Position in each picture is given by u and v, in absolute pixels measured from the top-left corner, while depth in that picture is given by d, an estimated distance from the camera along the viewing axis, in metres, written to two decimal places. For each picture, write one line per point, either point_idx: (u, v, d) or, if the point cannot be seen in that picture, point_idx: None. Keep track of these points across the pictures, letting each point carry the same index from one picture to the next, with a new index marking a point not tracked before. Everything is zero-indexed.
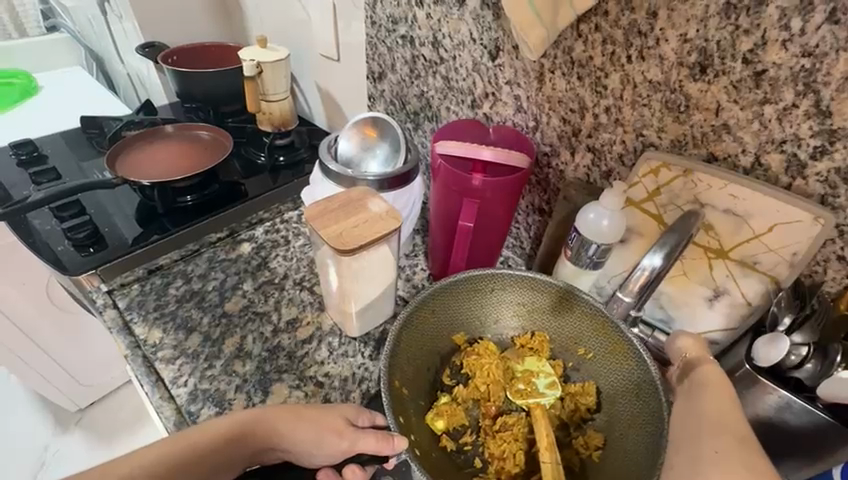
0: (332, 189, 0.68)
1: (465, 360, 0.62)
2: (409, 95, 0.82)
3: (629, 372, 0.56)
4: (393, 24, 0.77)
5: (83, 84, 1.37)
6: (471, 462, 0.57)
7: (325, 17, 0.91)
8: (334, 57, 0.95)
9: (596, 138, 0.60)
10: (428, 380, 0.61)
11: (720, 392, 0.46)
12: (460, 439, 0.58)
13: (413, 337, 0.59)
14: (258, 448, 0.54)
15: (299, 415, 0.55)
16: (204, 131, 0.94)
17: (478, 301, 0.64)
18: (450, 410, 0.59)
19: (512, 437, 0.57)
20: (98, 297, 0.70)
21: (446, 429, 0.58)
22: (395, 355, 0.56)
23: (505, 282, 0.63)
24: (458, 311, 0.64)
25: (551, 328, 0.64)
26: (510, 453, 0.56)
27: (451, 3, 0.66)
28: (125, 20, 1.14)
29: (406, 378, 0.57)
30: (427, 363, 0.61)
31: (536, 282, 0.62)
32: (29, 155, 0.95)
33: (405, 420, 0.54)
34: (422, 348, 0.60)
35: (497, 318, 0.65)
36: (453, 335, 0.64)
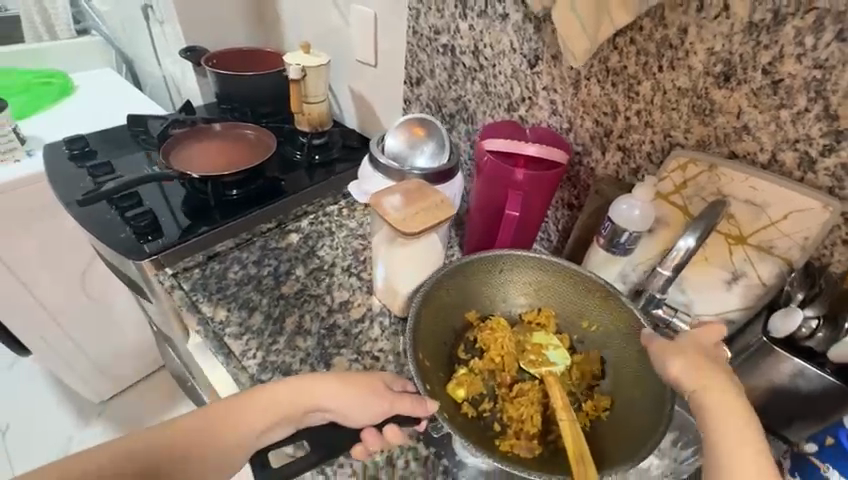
0: (382, 181, 0.75)
1: (478, 334, 0.69)
2: (446, 99, 0.89)
3: (630, 339, 0.65)
4: (435, 34, 0.84)
5: (118, 85, 1.42)
6: (490, 427, 0.62)
7: (366, 26, 0.98)
8: (371, 63, 1.02)
9: (627, 139, 0.67)
10: (445, 354, 0.67)
11: (726, 400, 0.46)
12: (479, 406, 0.64)
13: (431, 312, 0.66)
14: (299, 411, 0.57)
15: (338, 380, 0.58)
16: (249, 130, 0.99)
17: (490, 281, 0.71)
18: (469, 380, 0.64)
19: (527, 400, 0.63)
20: (165, 279, 0.76)
21: (467, 398, 0.63)
22: (419, 329, 0.63)
23: (515, 264, 0.70)
24: (471, 291, 0.71)
25: (554, 304, 0.71)
26: (528, 415, 0.61)
27: (494, 16, 0.73)
28: (167, 24, 1.21)
29: (428, 350, 0.64)
30: (444, 338, 0.68)
31: (539, 261, 0.70)
32: (82, 150, 1.01)
33: (431, 387, 0.60)
34: (439, 323, 0.67)
35: (503, 297, 0.72)
36: (466, 313, 0.70)
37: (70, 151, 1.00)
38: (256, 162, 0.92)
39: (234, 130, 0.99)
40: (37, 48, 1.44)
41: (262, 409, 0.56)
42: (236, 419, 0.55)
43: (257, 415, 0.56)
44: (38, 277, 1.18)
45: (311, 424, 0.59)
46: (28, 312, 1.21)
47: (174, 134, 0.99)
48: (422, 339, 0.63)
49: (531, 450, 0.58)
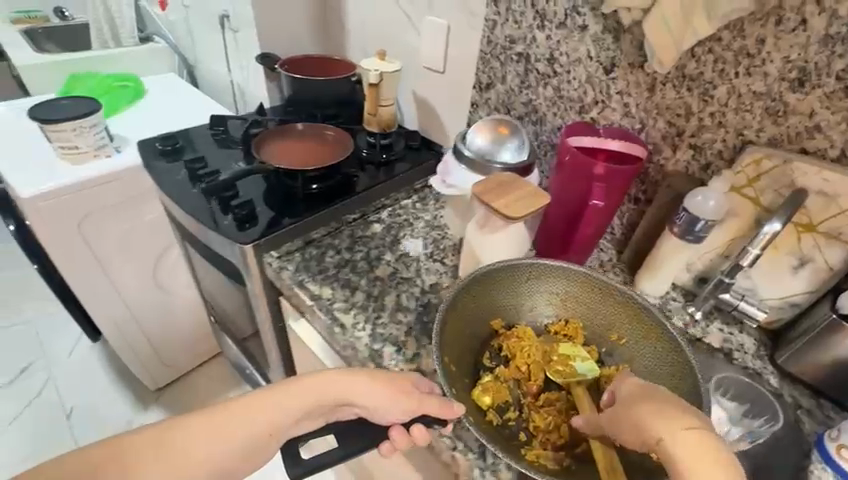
0: (467, 174, 0.83)
1: (503, 342, 0.74)
2: (516, 102, 0.97)
3: (660, 353, 0.70)
4: (510, 43, 0.92)
5: (184, 88, 1.51)
6: (516, 435, 0.65)
7: (437, 35, 1.06)
8: (439, 69, 1.10)
9: (699, 138, 0.74)
10: (471, 361, 0.72)
11: (673, 418, 0.46)
12: (505, 414, 0.67)
13: (460, 318, 0.71)
14: (334, 402, 0.61)
15: (373, 378, 0.61)
16: (329, 130, 1.06)
17: (518, 292, 0.77)
18: (494, 387, 0.68)
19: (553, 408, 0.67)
20: (273, 261, 0.85)
21: (493, 405, 0.66)
22: (445, 334, 0.68)
23: (544, 277, 0.77)
24: (498, 301, 0.77)
25: (581, 315, 0.78)
26: (554, 425, 0.65)
27: (573, 27, 0.81)
28: (242, 33, 1.30)
29: (453, 354, 0.68)
30: (470, 344, 0.73)
31: (566, 273, 0.76)
32: (174, 148, 1.10)
33: (457, 390, 0.64)
34: (467, 329, 0.73)
35: (531, 306, 0.78)
36: (492, 321, 0.76)
37: (163, 148, 1.10)
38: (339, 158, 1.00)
39: (315, 128, 1.07)
40: (110, 54, 1.54)
41: (295, 401, 0.60)
42: (270, 414, 0.59)
43: (290, 408, 0.60)
44: (118, 265, 1.26)
45: (346, 416, 0.63)
46: (104, 300, 1.29)
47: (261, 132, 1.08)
48: (449, 342, 0.67)
49: (557, 462, 0.60)
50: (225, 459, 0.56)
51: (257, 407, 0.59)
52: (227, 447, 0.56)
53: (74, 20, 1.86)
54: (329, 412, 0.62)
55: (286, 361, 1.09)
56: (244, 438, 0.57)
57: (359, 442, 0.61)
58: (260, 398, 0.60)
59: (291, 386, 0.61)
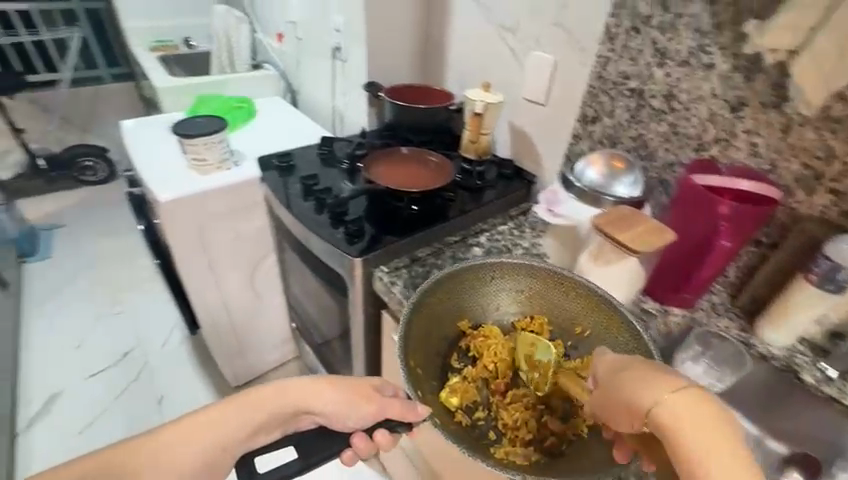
0: (577, 205, 0.84)
1: (470, 342, 0.77)
2: (623, 136, 0.97)
3: (621, 340, 0.71)
4: (623, 79, 0.93)
5: (288, 111, 1.65)
6: (485, 433, 0.68)
7: (543, 69, 1.09)
8: (541, 101, 1.13)
9: (842, 182, 0.70)
10: (439, 364, 0.74)
11: (675, 384, 0.45)
12: (474, 415, 0.71)
13: (426, 317, 0.74)
14: (292, 410, 0.66)
15: (317, 384, 0.66)
16: (433, 157, 1.12)
17: (479, 290, 0.80)
18: (462, 389, 0.71)
19: (519, 406, 0.71)
20: (383, 275, 0.89)
21: (460, 405, 0.69)
22: (411, 338, 0.70)
23: (499, 273, 0.79)
24: (461, 301, 0.79)
25: (526, 307, 0.80)
26: (522, 421, 0.69)
27: (698, 65, 0.81)
28: (350, 63, 1.41)
29: (420, 359, 0.70)
30: (438, 346, 0.75)
31: (518, 267, 0.79)
32: (289, 164, 1.23)
33: (422, 392, 0.66)
34: (433, 333, 0.75)
35: (477, 303, 0.80)
36: (459, 322, 0.78)
37: (280, 164, 1.23)
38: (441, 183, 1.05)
39: (420, 154, 1.13)
40: (228, 79, 1.72)
41: (272, 406, 0.64)
42: (237, 421, 0.63)
43: (249, 413, 0.63)
44: (222, 268, 1.38)
45: (306, 425, 0.67)
46: (207, 302, 1.42)
47: (368, 154, 1.15)
48: (413, 345, 0.70)
49: (526, 458, 0.63)
50: (190, 462, 0.61)
51: (231, 408, 0.63)
52: (196, 448, 0.61)
53: (197, 48, 2.10)
54: (291, 421, 0.67)
55: (370, 373, 1.13)
56: (193, 444, 0.61)
57: (321, 453, 0.63)
58: (246, 400, 0.64)
59: (265, 392, 0.65)
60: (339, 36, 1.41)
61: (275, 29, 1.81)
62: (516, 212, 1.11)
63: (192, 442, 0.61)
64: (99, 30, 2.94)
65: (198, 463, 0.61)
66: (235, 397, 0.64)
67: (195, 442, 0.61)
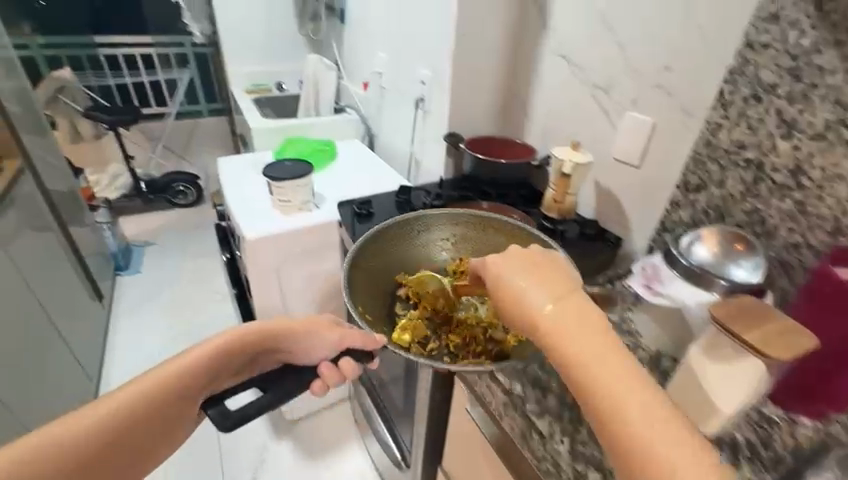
0: (687, 286, 0.75)
1: (406, 290, 0.93)
2: (735, 210, 0.88)
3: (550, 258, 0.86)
4: (738, 148, 0.85)
5: (367, 155, 1.71)
6: (440, 357, 0.85)
7: (639, 131, 1.03)
8: (634, 164, 1.07)
9: None
10: (386, 307, 0.91)
11: (549, 284, 0.49)
12: (427, 346, 0.86)
13: (368, 267, 0.91)
14: (257, 348, 0.70)
15: (283, 322, 0.72)
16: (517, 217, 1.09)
17: (410, 242, 1.00)
18: (412, 326, 0.87)
19: (465, 326, 0.89)
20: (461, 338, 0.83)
21: (412, 339, 0.85)
22: (355, 293, 0.83)
23: (424, 222, 1.01)
24: (399, 255, 0.98)
25: (462, 251, 1.01)
26: (466, 339, 0.86)
27: (837, 140, 0.71)
28: (432, 113, 1.44)
29: (372, 314, 0.85)
30: (382, 296, 0.91)
31: (456, 216, 1.01)
32: (368, 211, 1.25)
33: (369, 322, 0.82)
34: (378, 280, 0.92)
35: (433, 248, 1.01)
36: (395, 277, 0.95)
37: (359, 210, 1.25)
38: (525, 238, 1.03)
39: (502, 212, 1.10)
40: (313, 123, 1.83)
41: (229, 347, 0.65)
42: (212, 362, 0.64)
43: (229, 354, 0.66)
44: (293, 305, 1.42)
45: (266, 366, 0.72)
46: None
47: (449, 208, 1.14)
48: (360, 297, 0.84)
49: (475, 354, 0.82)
50: (171, 407, 0.61)
51: (209, 351, 0.64)
52: (182, 391, 0.61)
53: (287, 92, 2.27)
54: (244, 366, 0.69)
55: (434, 435, 1.08)
56: (173, 386, 0.60)
57: (300, 375, 0.69)
58: (211, 346, 0.64)
59: (219, 339, 0.65)
60: (424, 87, 1.44)
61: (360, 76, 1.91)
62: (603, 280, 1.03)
63: (165, 384, 0.60)
64: (203, 70, 3.31)
65: (176, 402, 0.61)
66: (211, 340, 0.65)
67: (175, 389, 0.60)
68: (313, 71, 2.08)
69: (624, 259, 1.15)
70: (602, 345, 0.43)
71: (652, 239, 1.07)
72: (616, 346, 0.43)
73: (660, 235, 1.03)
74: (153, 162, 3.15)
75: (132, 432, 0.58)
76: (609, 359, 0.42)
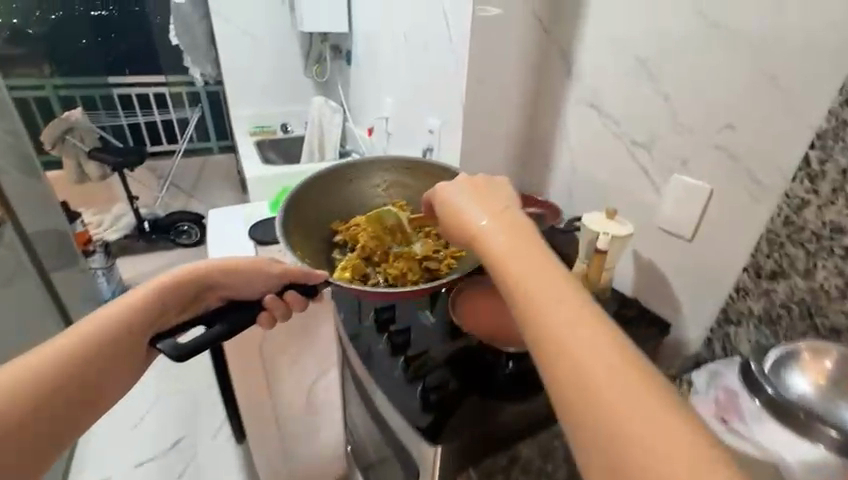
0: (801, 443, 0.55)
1: (345, 235, 0.90)
2: (829, 310, 0.68)
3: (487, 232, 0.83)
4: (832, 232, 0.66)
5: None
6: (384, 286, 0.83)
7: (690, 198, 0.85)
8: (685, 236, 0.87)
9: None
10: (322, 250, 0.88)
11: (490, 205, 0.55)
12: (368, 280, 0.85)
13: (292, 226, 0.85)
14: (192, 291, 0.66)
15: (225, 264, 0.68)
16: None
17: (342, 186, 0.96)
18: (354, 264, 0.84)
19: (402, 259, 0.87)
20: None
21: (354, 276, 0.83)
22: (290, 232, 0.83)
23: (356, 172, 0.97)
24: (319, 204, 0.93)
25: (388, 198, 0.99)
26: (415, 270, 0.85)
27: None
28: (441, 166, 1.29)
29: (311, 251, 0.84)
30: (320, 230, 0.91)
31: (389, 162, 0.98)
32: None
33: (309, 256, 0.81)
34: (309, 220, 0.90)
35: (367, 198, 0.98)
36: (332, 224, 0.93)
37: None
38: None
39: None
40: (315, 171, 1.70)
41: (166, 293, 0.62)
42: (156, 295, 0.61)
43: (169, 293, 0.62)
44: (280, 380, 1.25)
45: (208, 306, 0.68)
46: (261, 410, 1.29)
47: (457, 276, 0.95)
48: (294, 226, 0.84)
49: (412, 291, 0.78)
50: (107, 353, 0.54)
51: (145, 295, 0.60)
52: (108, 348, 0.55)
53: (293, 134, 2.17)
54: (193, 299, 0.67)
55: None
56: (101, 336, 0.55)
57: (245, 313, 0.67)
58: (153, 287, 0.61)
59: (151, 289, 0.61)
60: (433, 136, 1.30)
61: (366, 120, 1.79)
62: None
63: (93, 335, 0.54)
64: (214, 110, 3.24)
65: (113, 348, 0.55)
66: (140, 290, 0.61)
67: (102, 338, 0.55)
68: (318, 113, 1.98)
69: (674, 349, 0.95)
70: (523, 244, 0.46)
71: (710, 329, 0.87)
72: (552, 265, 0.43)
73: (721, 327, 0.83)
74: (159, 202, 3.07)
75: (81, 379, 0.52)
76: (526, 255, 0.45)
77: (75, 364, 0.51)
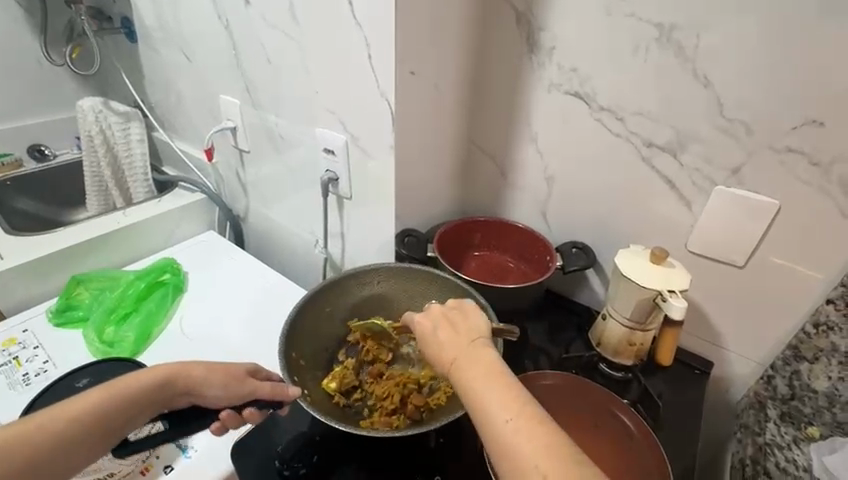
0: None
1: (356, 336, 0.72)
2: None
3: None
4: None
5: (247, 270, 0.99)
6: (360, 412, 0.64)
7: (747, 214, 0.64)
8: (737, 262, 0.68)
9: None
10: (328, 355, 0.70)
11: (458, 335, 0.46)
12: (351, 396, 0.66)
13: (312, 319, 0.69)
14: (169, 391, 0.51)
15: (216, 365, 0.55)
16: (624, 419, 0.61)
17: (368, 286, 0.73)
18: (342, 373, 0.67)
19: (396, 384, 0.65)
20: None
21: (338, 390, 0.65)
22: (298, 328, 0.66)
23: (386, 273, 0.73)
24: (349, 301, 0.73)
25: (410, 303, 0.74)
26: (390, 395, 0.64)
27: None
28: (355, 203, 0.83)
29: (307, 350, 0.67)
30: (336, 330, 0.72)
31: (410, 271, 0.72)
32: (310, 463, 0.59)
33: (300, 379, 0.62)
34: (324, 323, 0.71)
35: (391, 296, 0.74)
36: (350, 318, 0.73)
37: (289, 473, 0.58)
38: (658, 467, 0.56)
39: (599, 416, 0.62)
40: (124, 226, 1.00)
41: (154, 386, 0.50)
42: (144, 386, 0.49)
43: (147, 388, 0.49)
44: None
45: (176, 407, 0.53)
46: None
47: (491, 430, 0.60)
48: (297, 339, 0.65)
49: (389, 424, 0.61)
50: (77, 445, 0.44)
51: (129, 385, 0.48)
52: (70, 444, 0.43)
53: (56, 159, 1.29)
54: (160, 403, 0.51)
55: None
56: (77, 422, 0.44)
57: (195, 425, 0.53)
58: (144, 377, 0.50)
59: (141, 376, 0.49)
60: (328, 159, 0.82)
61: (192, 129, 1.14)
62: (752, 470, 0.63)
63: (68, 421, 0.44)
64: None
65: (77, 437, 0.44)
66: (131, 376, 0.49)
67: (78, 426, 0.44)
68: (97, 125, 1.17)
69: (711, 387, 0.79)
70: (491, 382, 0.40)
71: (770, 365, 0.70)
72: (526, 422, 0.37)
73: (788, 363, 0.67)
74: None
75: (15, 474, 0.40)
76: (497, 393, 0.40)
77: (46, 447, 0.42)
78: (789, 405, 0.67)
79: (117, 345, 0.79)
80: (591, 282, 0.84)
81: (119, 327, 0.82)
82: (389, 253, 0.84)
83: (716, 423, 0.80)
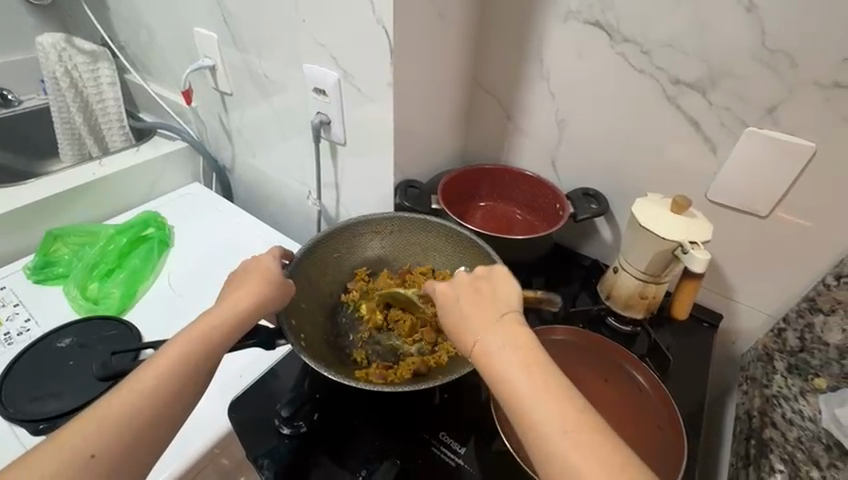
0: None
1: (360, 288, 0.68)
2: None
3: None
4: None
5: (243, 225, 0.92)
6: (357, 362, 0.61)
7: (778, 159, 0.59)
8: (759, 211, 0.64)
9: None
10: (331, 305, 0.67)
11: (489, 308, 0.46)
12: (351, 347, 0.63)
13: (319, 264, 0.66)
14: (232, 326, 0.48)
15: (251, 289, 0.51)
16: (638, 376, 0.59)
17: (378, 239, 0.70)
18: None
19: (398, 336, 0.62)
20: None
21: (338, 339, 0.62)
22: (304, 272, 0.63)
23: (399, 225, 0.69)
24: (356, 252, 0.69)
25: (421, 257, 0.71)
26: None
27: None
28: (349, 149, 0.76)
29: (310, 297, 0.64)
30: (341, 280, 0.69)
31: (423, 223, 0.68)
32: (310, 422, 0.56)
33: (298, 322, 0.59)
34: (330, 272, 0.67)
35: (399, 247, 0.70)
36: (358, 269, 0.70)
37: (290, 431, 0.55)
38: (667, 419, 0.55)
39: (609, 370, 0.60)
40: (100, 177, 0.93)
41: (222, 328, 0.47)
42: (204, 334, 0.46)
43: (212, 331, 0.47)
44: None
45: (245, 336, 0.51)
46: None
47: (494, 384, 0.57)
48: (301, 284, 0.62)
49: (385, 376, 0.57)
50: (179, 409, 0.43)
51: (202, 333, 0.46)
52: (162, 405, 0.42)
53: (22, 105, 1.18)
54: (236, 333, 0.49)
55: None
56: (161, 397, 0.42)
57: None
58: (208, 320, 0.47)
59: (206, 323, 0.47)
60: (319, 100, 0.74)
61: (167, 70, 1.04)
62: (758, 422, 0.60)
63: (154, 387, 0.42)
64: None
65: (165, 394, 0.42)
66: (178, 338, 0.46)
67: (165, 397, 0.42)
68: (61, 66, 1.04)
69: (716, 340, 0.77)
70: (516, 355, 0.41)
71: (781, 317, 0.68)
72: (549, 392, 0.39)
73: (802, 315, 0.64)
74: None
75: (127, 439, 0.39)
76: (530, 377, 0.40)
77: (151, 421, 0.41)
78: (797, 358, 0.65)
79: (101, 303, 0.75)
80: (600, 234, 0.80)
81: (102, 284, 0.78)
82: (388, 204, 0.78)
83: (718, 373, 0.80)
